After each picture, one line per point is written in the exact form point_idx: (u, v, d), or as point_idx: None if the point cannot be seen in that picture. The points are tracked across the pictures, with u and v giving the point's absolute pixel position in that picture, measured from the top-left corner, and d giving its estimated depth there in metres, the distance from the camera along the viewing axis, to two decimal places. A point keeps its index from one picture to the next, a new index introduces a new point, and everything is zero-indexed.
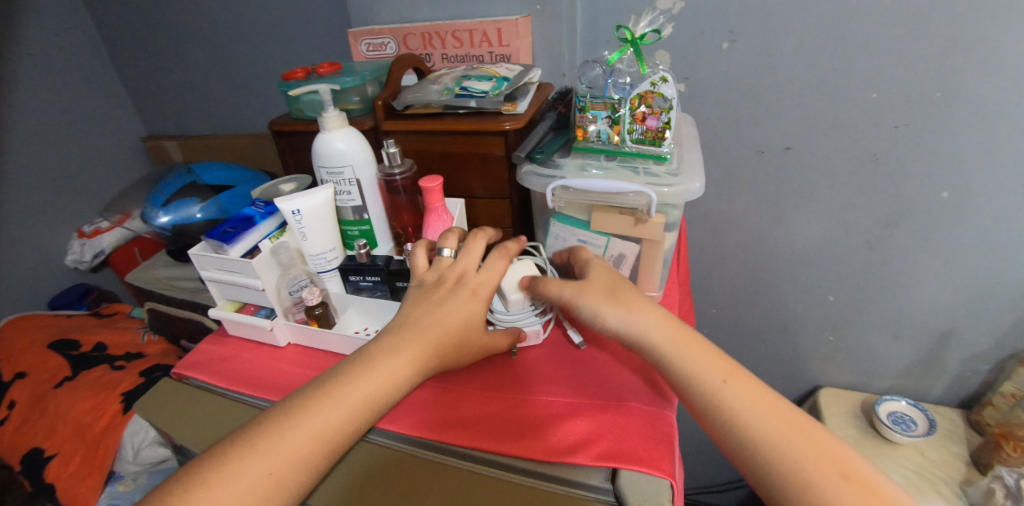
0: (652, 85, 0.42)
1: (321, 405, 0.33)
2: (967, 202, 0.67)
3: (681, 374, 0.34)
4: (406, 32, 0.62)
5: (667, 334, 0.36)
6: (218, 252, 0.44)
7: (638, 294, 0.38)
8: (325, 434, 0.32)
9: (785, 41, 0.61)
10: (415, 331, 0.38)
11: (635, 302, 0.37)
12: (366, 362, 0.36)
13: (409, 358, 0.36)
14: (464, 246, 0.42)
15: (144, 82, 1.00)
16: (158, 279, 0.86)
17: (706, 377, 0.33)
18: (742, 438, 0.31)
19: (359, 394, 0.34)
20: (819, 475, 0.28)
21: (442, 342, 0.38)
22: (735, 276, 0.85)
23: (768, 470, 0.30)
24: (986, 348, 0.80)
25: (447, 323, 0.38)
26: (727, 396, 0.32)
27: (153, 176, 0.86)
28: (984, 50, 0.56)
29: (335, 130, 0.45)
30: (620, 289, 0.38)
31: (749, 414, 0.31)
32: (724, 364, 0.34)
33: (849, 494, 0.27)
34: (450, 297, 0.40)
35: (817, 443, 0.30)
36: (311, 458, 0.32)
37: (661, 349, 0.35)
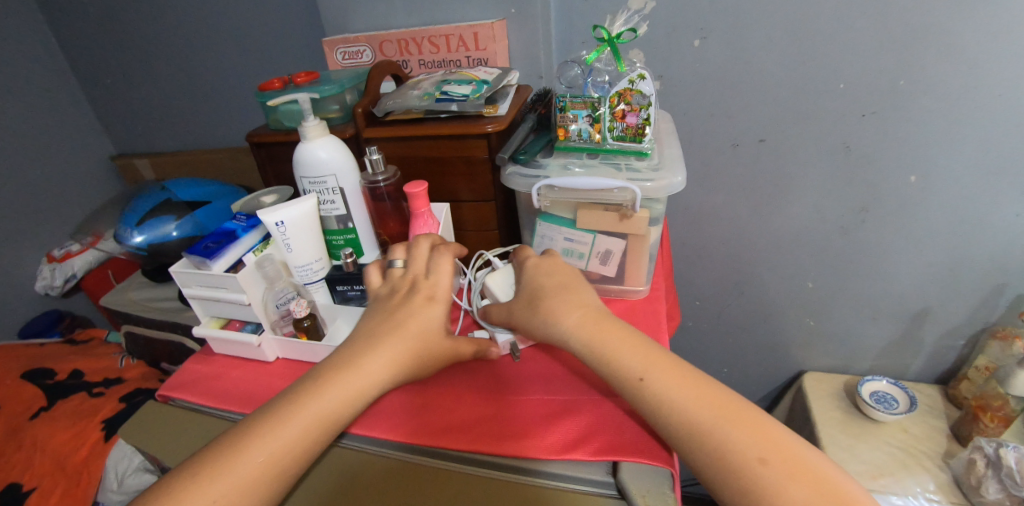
0: (630, 82, 0.44)
1: (277, 426, 0.32)
2: (932, 185, 0.69)
3: (605, 372, 0.34)
4: (382, 39, 0.62)
5: (587, 332, 0.35)
6: (201, 268, 0.43)
7: (562, 294, 0.38)
8: (289, 452, 0.31)
9: (754, 36, 0.63)
10: (375, 341, 0.37)
11: (552, 308, 0.37)
12: (324, 377, 0.35)
13: (368, 370, 0.35)
14: (413, 254, 0.43)
15: (111, 100, 0.97)
16: (133, 300, 0.83)
17: (625, 375, 0.33)
18: (667, 431, 0.30)
19: (318, 410, 0.33)
20: (740, 459, 0.27)
21: (401, 350, 0.37)
22: (718, 267, 0.87)
23: (696, 462, 0.29)
24: (958, 324, 0.83)
25: (406, 330, 0.38)
26: (646, 392, 0.31)
27: (125, 195, 0.84)
28: (940, 39, 0.59)
29: (316, 139, 0.45)
30: (540, 295, 0.39)
31: (669, 407, 0.30)
32: (647, 356, 0.33)
33: (770, 480, 0.26)
34: (407, 305, 0.39)
35: (741, 425, 0.29)
36: (267, 482, 0.30)
37: (583, 349, 0.35)
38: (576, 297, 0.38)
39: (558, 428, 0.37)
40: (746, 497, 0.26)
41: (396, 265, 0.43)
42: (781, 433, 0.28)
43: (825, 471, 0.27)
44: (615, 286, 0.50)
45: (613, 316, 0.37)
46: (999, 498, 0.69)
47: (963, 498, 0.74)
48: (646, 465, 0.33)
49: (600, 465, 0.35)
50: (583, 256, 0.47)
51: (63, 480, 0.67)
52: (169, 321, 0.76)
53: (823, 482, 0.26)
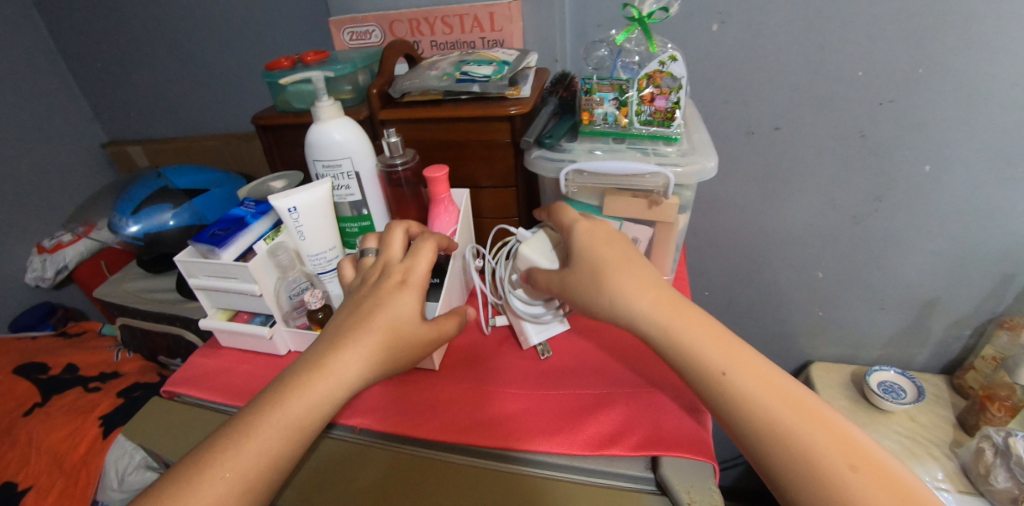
0: (661, 64, 0.42)
1: (241, 441, 0.29)
2: (949, 174, 0.69)
3: (683, 361, 0.32)
4: (393, 19, 0.60)
5: (665, 318, 0.33)
6: (208, 257, 0.41)
7: (627, 275, 0.35)
8: (265, 463, 0.29)
9: (773, 21, 0.61)
10: (343, 338, 0.33)
11: (621, 287, 0.34)
12: (288, 383, 0.31)
13: (335, 372, 0.32)
14: (383, 241, 0.39)
15: (100, 84, 0.93)
16: (128, 292, 0.80)
17: (707, 366, 0.32)
18: (747, 426, 0.30)
19: (281, 419, 0.30)
20: (831, 466, 0.27)
21: (372, 346, 0.33)
22: (728, 257, 0.86)
23: (774, 460, 0.29)
24: (966, 314, 0.83)
25: (372, 322, 0.33)
26: (727, 387, 0.31)
27: (119, 183, 0.80)
28: (964, 24, 0.57)
29: (331, 121, 0.43)
30: (601, 272, 0.35)
31: (752, 401, 0.30)
32: (728, 349, 0.32)
33: (862, 488, 0.26)
34: (378, 294, 0.35)
35: (826, 428, 0.29)
36: (232, 502, 0.28)
37: (659, 335, 0.33)
38: (646, 277, 0.35)
39: (591, 423, 0.36)
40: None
41: (369, 255, 0.39)
42: (859, 436, 0.29)
43: (909, 477, 0.27)
44: None
45: (684, 300, 0.35)
46: (1008, 487, 0.69)
47: (971, 487, 0.75)
48: (692, 460, 0.33)
49: (637, 460, 0.34)
50: None
51: (60, 477, 0.65)
52: (165, 313, 0.74)
53: (909, 489, 0.26)
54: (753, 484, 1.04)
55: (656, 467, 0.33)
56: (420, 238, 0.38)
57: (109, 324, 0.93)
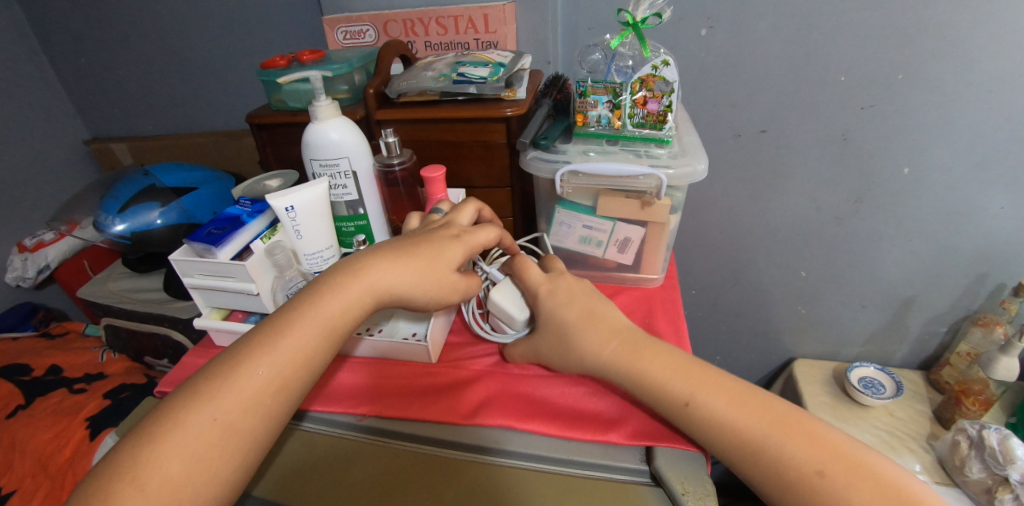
0: (653, 69, 0.43)
1: (282, 338, 0.32)
2: (926, 177, 0.71)
3: (649, 395, 0.36)
4: (387, 19, 0.60)
5: (625, 359, 0.37)
6: (204, 256, 0.41)
7: (586, 330, 0.39)
8: (304, 357, 0.32)
9: (760, 26, 0.62)
10: (386, 255, 0.36)
11: (583, 344, 0.39)
12: (331, 284, 0.34)
13: (371, 280, 0.35)
14: (455, 208, 0.43)
15: (83, 79, 0.91)
16: (113, 292, 0.78)
17: (673, 397, 0.34)
18: (723, 445, 0.32)
19: (320, 319, 0.33)
20: (799, 473, 0.30)
21: (411, 268, 0.36)
22: (714, 256, 0.88)
23: (753, 474, 0.32)
24: (943, 312, 0.86)
25: (417, 245, 0.37)
26: (692, 416, 0.33)
27: (105, 180, 0.79)
28: (942, 33, 0.59)
29: (328, 120, 0.43)
30: (565, 330, 0.40)
31: (721, 422, 0.33)
32: (694, 378, 0.35)
33: (832, 489, 0.29)
34: (428, 236, 0.39)
35: (800, 436, 0.31)
36: (269, 396, 0.31)
37: (625, 377, 0.37)
38: (605, 326, 0.40)
39: (590, 415, 0.38)
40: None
41: (437, 214, 0.43)
42: (834, 436, 0.32)
43: (881, 468, 0.30)
44: (630, 274, 0.50)
45: (643, 336, 0.39)
46: (982, 477, 0.72)
47: (946, 478, 0.78)
48: (683, 450, 0.35)
49: (633, 451, 0.35)
50: (600, 244, 0.47)
51: (45, 482, 0.63)
52: (154, 313, 0.72)
53: (883, 484, 0.29)
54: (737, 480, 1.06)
55: (651, 457, 0.35)
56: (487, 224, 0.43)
57: (92, 324, 0.91)
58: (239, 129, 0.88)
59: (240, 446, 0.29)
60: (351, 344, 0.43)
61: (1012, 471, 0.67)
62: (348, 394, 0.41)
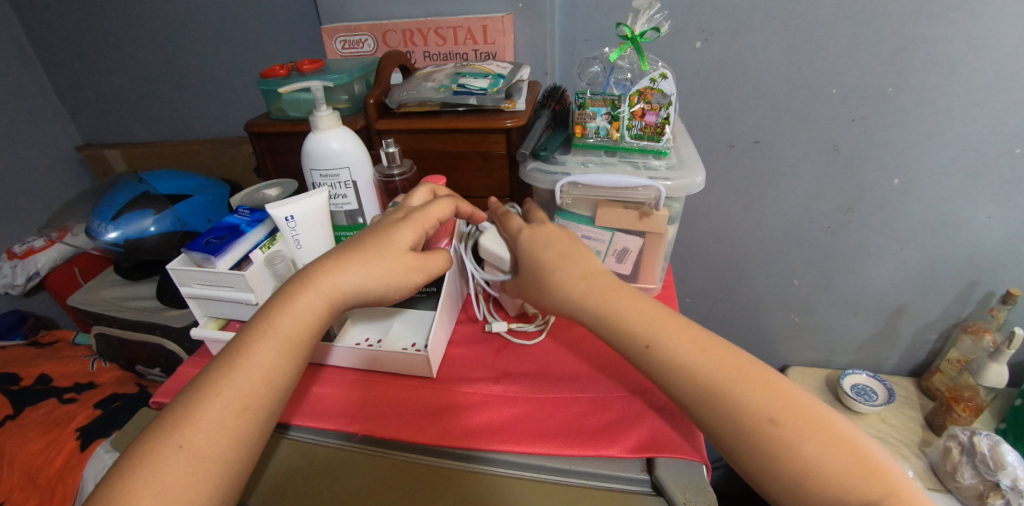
0: (652, 81, 0.44)
1: (237, 357, 0.32)
2: (916, 187, 0.73)
3: (614, 332, 0.36)
4: (386, 29, 0.61)
5: (593, 295, 0.37)
6: (203, 265, 0.41)
7: (561, 267, 0.39)
8: (266, 377, 0.32)
9: (754, 39, 0.63)
10: (339, 257, 0.36)
11: (555, 283, 0.38)
12: (284, 295, 0.34)
13: (318, 285, 0.35)
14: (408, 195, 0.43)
15: (77, 86, 0.90)
16: (105, 300, 0.77)
17: (635, 340, 0.35)
18: (681, 390, 0.33)
19: (272, 333, 0.33)
20: (752, 422, 0.31)
21: (361, 263, 0.36)
22: (709, 265, 0.89)
23: (709, 422, 0.32)
24: (934, 320, 0.87)
25: (366, 242, 0.37)
26: (652, 357, 0.34)
27: (98, 186, 0.78)
28: (930, 47, 0.61)
29: (329, 130, 0.44)
30: (540, 271, 0.39)
31: (683, 368, 0.33)
32: (654, 324, 0.35)
33: (782, 438, 0.30)
34: (379, 229, 0.38)
35: (759, 384, 0.32)
36: (232, 420, 0.30)
37: (590, 314, 0.37)
38: (580, 266, 0.38)
39: (585, 424, 0.38)
40: (759, 456, 0.30)
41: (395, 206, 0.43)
42: (795, 391, 0.32)
43: (834, 421, 0.31)
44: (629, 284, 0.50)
45: (616, 279, 0.38)
46: (974, 483, 0.72)
47: (939, 484, 0.78)
48: (685, 462, 0.35)
49: (633, 462, 0.36)
50: (599, 255, 0.47)
51: (36, 493, 0.62)
52: (145, 321, 0.71)
53: (832, 433, 0.30)
54: (732, 488, 1.07)
55: (653, 468, 0.35)
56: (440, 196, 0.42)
57: (82, 333, 0.90)
58: (234, 136, 0.87)
59: (216, 472, 0.29)
60: (345, 354, 0.43)
61: (1004, 477, 0.69)
62: (337, 406, 0.41)
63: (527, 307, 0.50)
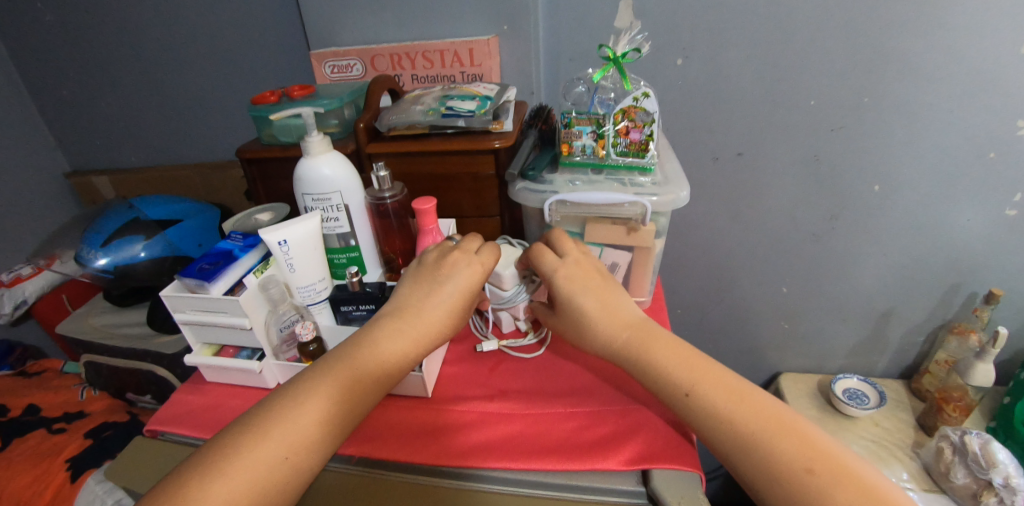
0: (635, 100, 0.45)
1: (330, 383, 0.34)
2: (896, 194, 0.75)
3: (656, 380, 0.37)
4: (374, 53, 0.62)
5: (634, 338, 0.39)
6: (197, 291, 0.41)
7: (604, 313, 0.40)
8: (361, 401, 0.35)
9: (733, 55, 0.65)
10: (427, 303, 0.40)
11: (591, 329, 0.40)
12: (383, 333, 0.38)
13: (418, 330, 0.39)
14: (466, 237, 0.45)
15: (65, 114, 0.90)
16: (95, 328, 0.76)
17: (675, 386, 0.36)
18: (717, 433, 0.33)
19: (375, 366, 0.36)
20: (784, 468, 0.31)
21: (450, 315, 0.41)
22: (698, 275, 0.90)
23: (744, 466, 0.32)
24: (920, 321, 0.89)
25: (453, 289, 0.41)
26: (691, 405, 0.35)
27: (88, 213, 0.77)
28: (901, 59, 0.63)
29: (320, 155, 0.44)
30: (585, 320, 0.41)
31: (720, 415, 0.34)
32: (693, 373, 0.36)
33: (815, 487, 0.29)
34: (450, 274, 0.41)
35: (794, 433, 0.32)
36: (328, 436, 0.33)
37: (636, 358, 0.38)
38: (617, 315, 0.41)
39: (584, 440, 0.38)
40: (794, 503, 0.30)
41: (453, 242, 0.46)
42: (829, 444, 0.32)
43: (863, 470, 0.30)
44: None
45: (655, 327, 0.40)
46: (967, 482, 0.73)
47: (933, 485, 0.78)
48: (681, 472, 0.35)
49: (629, 475, 0.36)
50: None
51: None
52: (136, 349, 0.71)
53: (867, 485, 0.29)
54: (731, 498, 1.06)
55: (648, 480, 0.35)
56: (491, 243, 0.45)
57: (71, 362, 0.88)
58: (225, 160, 0.88)
59: (302, 479, 0.31)
60: None
61: (995, 474, 0.69)
62: None
63: (521, 322, 0.50)
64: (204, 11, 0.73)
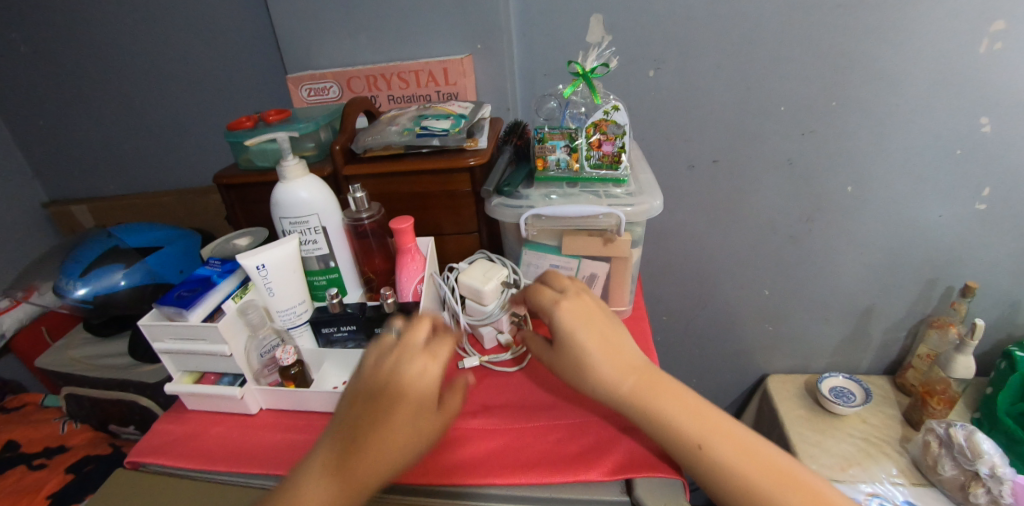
0: (606, 114, 0.46)
1: None
2: (868, 194, 0.77)
3: (664, 433, 0.34)
4: (350, 76, 0.63)
5: (638, 384, 0.35)
6: (175, 319, 0.41)
7: (607, 357, 0.36)
8: None
9: (704, 65, 0.67)
10: (361, 426, 0.32)
11: (596, 372, 0.36)
12: (311, 472, 0.31)
13: (350, 466, 0.31)
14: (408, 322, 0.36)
15: (41, 143, 0.89)
16: (75, 360, 0.74)
17: (685, 438, 0.33)
18: (725, 489, 0.33)
19: None
20: None
21: (393, 440, 0.32)
22: (682, 281, 0.91)
23: None
24: (901, 317, 0.90)
25: (388, 407, 0.32)
26: (703, 460, 0.33)
27: (66, 243, 0.76)
28: (865, 64, 0.66)
29: (297, 179, 0.45)
30: (586, 360, 0.36)
31: (730, 474, 0.32)
32: (702, 425, 0.34)
33: None
34: (391, 381, 0.33)
35: (802, 491, 0.32)
36: None
37: (643, 412, 0.35)
38: (622, 360, 0.36)
39: (566, 451, 0.38)
40: None
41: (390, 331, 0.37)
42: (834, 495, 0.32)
43: None
44: None
45: (660, 372, 0.37)
46: (955, 474, 0.74)
47: (923, 479, 0.79)
48: (662, 479, 0.35)
49: (612, 484, 0.36)
50: None
51: None
52: (115, 380, 0.70)
53: None
54: None
55: (633, 491, 0.35)
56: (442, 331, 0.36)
57: (51, 394, 0.86)
58: (206, 185, 0.88)
59: None
60: (323, 398, 0.43)
61: (982, 465, 0.70)
62: None
63: (503, 336, 0.50)
64: (181, 38, 0.73)
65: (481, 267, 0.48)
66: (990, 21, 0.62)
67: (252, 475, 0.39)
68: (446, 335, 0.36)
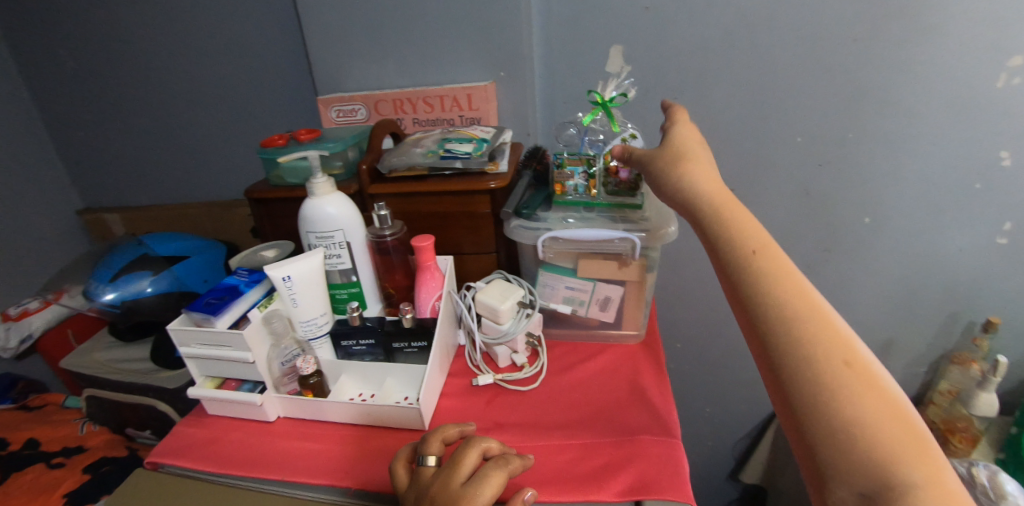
0: (624, 141, 0.49)
1: None
2: (885, 225, 0.76)
3: (725, 239, 0.34)
4: (378, 99, 0.65)
5: (716, 199, 0.36)
6: (203, 325, 0.43)
7: (694, 165, 0.40)
8: None
9: (719, 97, 0.69)
10: None
11: (682, 168, 0.39)
12: None
13: None
14: (453, 457, 0.34)
15: (82, 154, 0.94)
16: (99, 362, 0.76)
17: (745, 245, 0.33)
18: (772, 324, 0.29)
19: None
20: (857, 408, 0.25)
21: None
22: (697, 308, 0.90)
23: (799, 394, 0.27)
24: (921, 352, 0.89)
25: None
26: (756, 261, 0.31)
27: (100, 248, 0.80)
28: (879, 97, 0.67)
29: (324, 195, 0.47)
30: (681, 157, 0.41)
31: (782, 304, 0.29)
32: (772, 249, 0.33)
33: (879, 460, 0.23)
34: None
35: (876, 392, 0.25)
36: None
37: (710, 210, 0.36)
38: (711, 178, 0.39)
39: (576, 470, 0.38)
40: (846, 452, 0.24)
41: (427, 463, 0.35)
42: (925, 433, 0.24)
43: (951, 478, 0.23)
44: (613, 331, 0.53)
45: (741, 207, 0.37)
46: None
47: None
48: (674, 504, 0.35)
49: None
50: (583, 303, 0.51)
51: None
52: (138, 383, 0.71)
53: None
54: None
55: None
56: (492, 463, 0.34)
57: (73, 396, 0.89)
58: (234, 199, 0.91)
59: None
60: (341, 409, 0.44)
61: None
62: (342, 463, 0.41)
63: (517, 356, 0.51)
64: (218, 59, 0.77)
65: (497, 287, 0.50)
66: (1008, 57, 0.62)
67: (268, 481, 0.40)
68: (501, 462, 0.34)
